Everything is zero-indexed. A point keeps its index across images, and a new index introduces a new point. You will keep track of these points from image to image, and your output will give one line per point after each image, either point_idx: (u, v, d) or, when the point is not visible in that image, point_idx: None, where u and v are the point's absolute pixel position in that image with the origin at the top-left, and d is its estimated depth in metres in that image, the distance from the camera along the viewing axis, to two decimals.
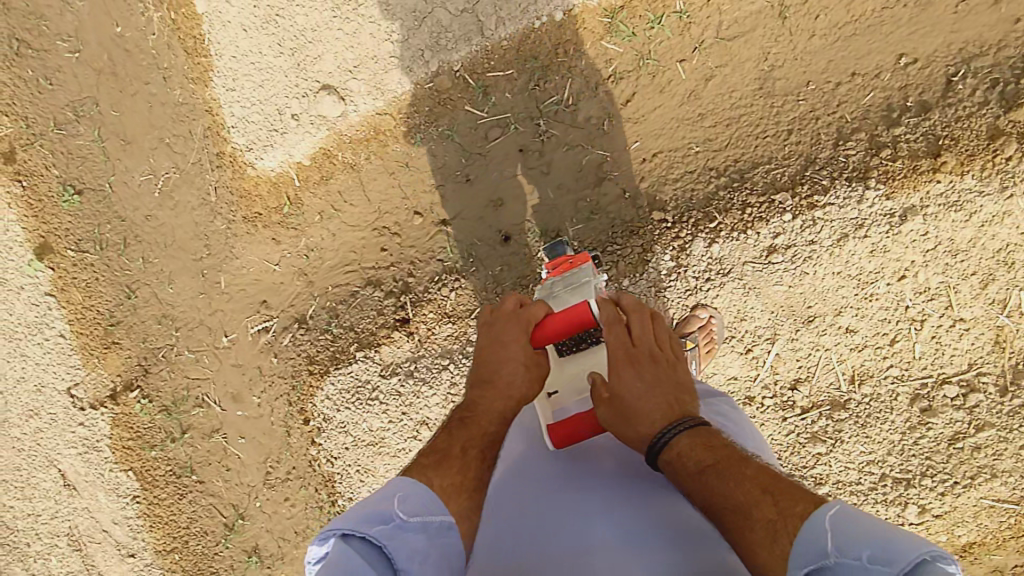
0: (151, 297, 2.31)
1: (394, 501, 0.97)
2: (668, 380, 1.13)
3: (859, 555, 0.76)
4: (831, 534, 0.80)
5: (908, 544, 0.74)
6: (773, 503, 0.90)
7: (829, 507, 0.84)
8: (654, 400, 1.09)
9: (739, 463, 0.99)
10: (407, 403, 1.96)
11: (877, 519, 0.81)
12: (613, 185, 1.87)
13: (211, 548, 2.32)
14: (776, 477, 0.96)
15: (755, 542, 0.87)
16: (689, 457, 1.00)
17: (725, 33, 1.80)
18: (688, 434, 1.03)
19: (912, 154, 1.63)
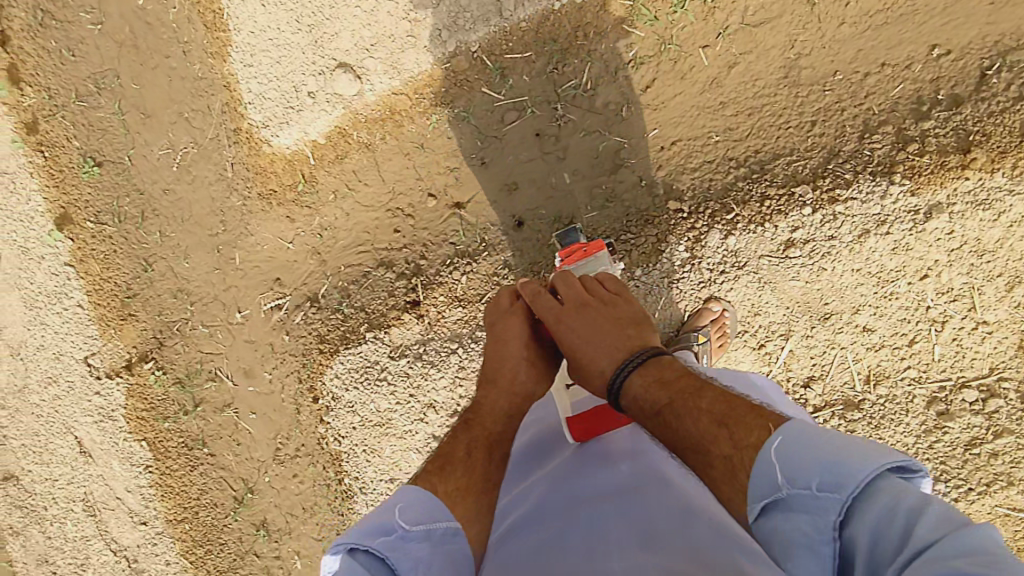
0: (167, 270, 2.33)
1: (396, 511, 0.97)
2: (609, 320, 1.21)
3: (808, 484, 0.80)
4: (780, 465, 0.85)
5: (853, 466, 0.78)
6: (728, 437, 0.94)
7: (778, 434, 0.89)
8: (599, 349, 1.18)
9: (693, 397, 1.03)
10: (415, 385, 1.95)
11: (823, 436, 0.85)
12: (630, 173, 1.83)
13: (220, 520, 2.36)
14: (731, 404, 1.00)
15: (716, 479, 0.93)
16: (643, 399, 1.08)
17: (751, 19, 1.75)
18: (637, 372, 1.11)
19: (941, 149, 1.57)
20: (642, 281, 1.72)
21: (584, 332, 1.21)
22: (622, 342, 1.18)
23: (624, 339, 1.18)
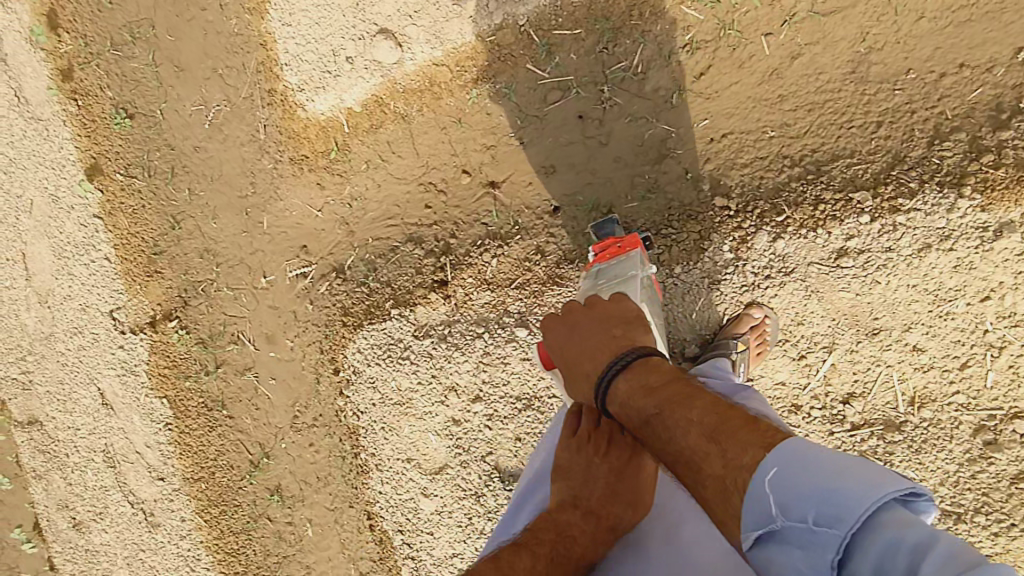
0: (195, 230, 2.30)
1: None
2: (606, 329, 1.16)
3: (805, 517, 0.77)
4: (774, 494, 0.80)
5: (852, 497, 0.73)
6: (720, 455, 0.86)
7: (772, 457, 0.82)
8: (584, 354, 1.14)
9: (683, 405, 0.94)
10: (437, 367, 1.90)
11: (819, 459, 0.80)
12: (675, 164, 1.74)
13: (236, 481, 2.37)
14: (724, 413, 0.91)
15: (709, 498, 0.88)
16: (630, 405, 1.01)
17: (820, 7, 1.63)
18: (623, 374, 1.05)
19: (1019, 162, 1.44)
20: (681, 280, 1.64)
21: (572, 341, 1.19)
22: (609, 343, 1.13)
23: (609, 339, 1.13)
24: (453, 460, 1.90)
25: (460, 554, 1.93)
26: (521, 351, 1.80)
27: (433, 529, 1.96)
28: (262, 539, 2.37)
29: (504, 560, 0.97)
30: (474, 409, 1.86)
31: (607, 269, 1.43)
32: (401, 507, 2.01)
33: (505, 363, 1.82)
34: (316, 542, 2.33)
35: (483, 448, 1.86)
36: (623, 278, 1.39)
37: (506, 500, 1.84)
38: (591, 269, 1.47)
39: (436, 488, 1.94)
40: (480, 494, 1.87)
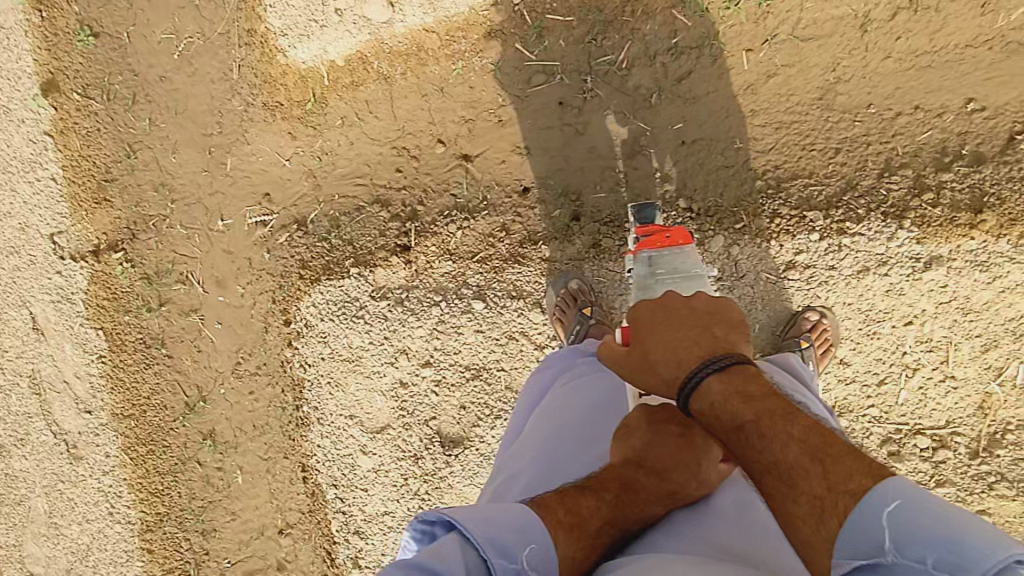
0: (152, 162, 2.24)
1: (514, 531, 0.90)
2: (703, 333, 1.05)
3: (922, 559, 0.73)
4: (888, 528, 0.76)
5: (983, 552, 0.70)
6: (822, 475, 0.83)
7: (887, 488, 0.78)
8: (676, 345, 1.04)
9: (784, 419, 0.90)
10: (391, 329, 1.92)
11: (936, 503, 0.76)
12: (646, 161, 1.81)
13: (167, 422, 2.34)
14: (827, 436, 0.87)
15: (795, 515, 0.84)
16: (721, 409, 0.95)
17: (800, 32, 1.71)
18: (718, 376, 0.97)
19: (954, 204, 1.57)
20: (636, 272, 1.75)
21: (660, 329, 1.09)
22: (704, 341, 1.03)
23: (706, 338, 1.03)
24: (396, 421, 1.93)
25: (390, 513, 1.97)
26: (476, 323, 1.85)
27: (368, 486, 2.00)
28: (189, 482, 2.36)
29: (568, 498, 1.00)
30: (423, 373, 1.89)
31: (662, 256, 1.46)
32: (337, 463, 2.04)
33: (458, 333, 1.86)
34: (245, 489, 2.34)
35: (427, 412, 1.90)
36: (682, 267, 1.43)
37: (444, 464, 1.88)
38: (641, 256, 1.49)
39: (375, 447, 1.96)
40: (418, 457, 1.91)
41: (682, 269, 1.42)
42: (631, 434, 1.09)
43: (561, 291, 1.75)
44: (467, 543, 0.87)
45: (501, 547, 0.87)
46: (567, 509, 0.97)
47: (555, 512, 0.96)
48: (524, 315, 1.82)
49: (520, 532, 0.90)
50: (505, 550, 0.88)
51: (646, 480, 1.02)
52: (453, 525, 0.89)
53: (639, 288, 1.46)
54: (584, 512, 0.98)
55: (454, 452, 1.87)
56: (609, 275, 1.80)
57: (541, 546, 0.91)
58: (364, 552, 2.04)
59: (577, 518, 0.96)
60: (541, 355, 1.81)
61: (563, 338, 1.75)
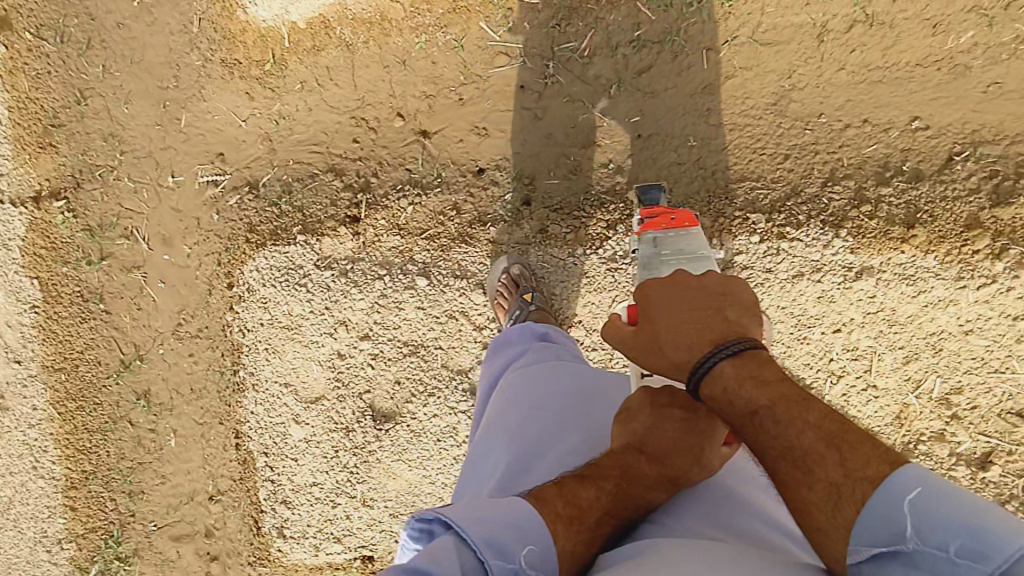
0: (103, 110, 2.18)
1: (512, 530, 0.91)
2: (714, 315, 1.04)
3: (945, 546, 0.73)
4: (910, 515, 0.76)
5: (1005, 539, 0.70)
6: (839, 462, 0.84)
7: (906, 476, 0.78)
8: (688, 328, 1.05)
9: (800, 405, 0.90)
10: (333, 300, 1.91)
11: (961, 494, 0.76)
12: (601, 152, 1.82)
13: (100, 379, 2.29)
14: (843, 422, 0.88)
15: (810, 503, 0.84)
16: (735, 395, 0.95)
17: (759, 36, 1.74)
18: (730, 361, 0.97)
19: (889, 218, 1.61)
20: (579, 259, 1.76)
21: (672, 311, 1.09)
22: (717, 325, 1.03)
23: (718, 321, 1.03)
24: (331, 392, 1.92)
25: (319, 484, 1.97)
26: (417, 300, 1.84)
27: (298, 456, 1.99)
28: (119, 442, 2.32)
29: (568, 489, 1.01)
30: (361, 346, 1.88)
31: (667, 237, 1.50)
32: (269, 431, 2.02)
33: (399, 308, 1.85)
34: (177, 453, 2.31)
35: (362, 386, 1.89)
36: (687, 249, 1.46)
37: (374, 438, 1.88)
38: (645, 237, 1.52)
39: (308, 418, 1.95)
40: (350, 430, 1.90)
41: (686, 249, 1.46)
42: (634, 418, 1.11)
43: (503, 278, 1.75)
44: (465, 544, 0.88)
45: (499, 547, 0.89)
46: (566, 501, 0.99)
47: (554, 507, 0.97)
48: (466, 295, 1.82)
49: (518, 532, 0.91)
50: (502, 550, 0.89)
51: (647, 465, 1.04)
52: (450, 524, 0.90)
53: (642, 266, 1.50)
54: (584, 503, 0.99)
55: (384, 427, 1.87)
56: (553, 261, 1.79)
57: (538, 545, 0.92)
58: (290, 522, 2.03)
59: (575, 510, 0.98)
60: (479, 336, 1.81)
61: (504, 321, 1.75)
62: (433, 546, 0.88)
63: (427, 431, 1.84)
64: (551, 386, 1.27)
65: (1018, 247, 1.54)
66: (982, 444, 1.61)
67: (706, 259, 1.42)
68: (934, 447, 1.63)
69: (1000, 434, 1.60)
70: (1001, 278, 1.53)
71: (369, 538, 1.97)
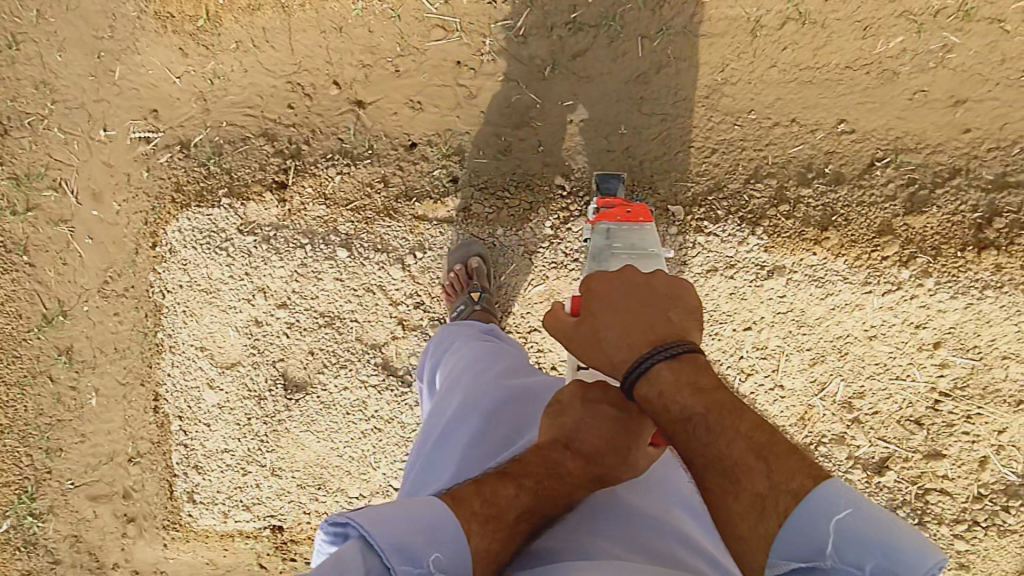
0: (36, 56, 2.13)
1: (420, 532, 0.85)
2: (657, 316, 0.98)
3: (860, 564, 0.75)
4: (830, 533, 0.76)
5: (919, 560, 0.73)
6: (765, 474, 0.80)
7: (830, 495, 0.77)
8: (631, 327, 0.98)
9: (734, 413, 0.86)
10: (253, 266, 1.88)
11: (877, 511, 0.77)
12: (532, 133, 1.81)
13: (20, 332, 2.25)
14: (774, 432, 0.83)
15: (733, 512, 0.82)
16: (670, 399, 0.89)
17: (694, 27, 1.72)
18: (665, 363, 0.91)
19: (805, 219, 1.62)
20: (499, 241, 1.76)
21: (618, 307, 1.02)
22: (659, 325, 0.97)
23: (661, 322, 0.97)
24: (246, 359, 1.90)
25: (231, 451, 1.95)
26: (336, 271, 1.82)
27: (211, 421, 1.96)
28: (37, 397, 2.28)
29: (487, 489, 0.96)
30: (277, 314, 1.86)
31: (620, 229, 1.51)
32: (184, 395, 1.99)
33: (318, 278, 1.83)
34: (98, 412, 2.28)
35: (277, 353, 1.87)
36: (639, 244, 1.46)
37: (284, 407, 1.87)
38: (599, 228, 1.51)
39: (223, 383, 1.92)
40: (262, 398, 1.88)
41: (637, 244, 1.46)
42: (564, 413, 1.09)
43: (454, 266, 1.71)
44: (369, 549, 0.83)
45: (404, 553, 0.83)
46: (485, 500, 0.94)
47: (471, 505, 0.92)
48: (385, 269, 1.80)
49: (428, 535, 0.86)
50: (410, 555, 0.84)
51: (575, 463, 1.02)
52: (356, 530, 0.85)
53: (593, 255, 1.52)
54: (502, 502, 0.94)
55: (295, 397, 1.86)
56: (472, 245, 1.79)
57: (451, 549, 0.86)
58: (201, 488, 2.01)
59: (496, 509, 0.93)
60: (396, 311, 1.80)
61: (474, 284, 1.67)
62: (337, 553, 0.83)
63: (338, 404, 1.83)
64: (503, 375, 1.26)
65: (925, 255, 1.56)
66: (880, 448, 1.65)
67: (654, 257, 1.43)
68: (832, 450, 1.66)
69: (898, 440, 1.64)
70: (906, 286, 1.56)
71: (278, 508, 1.96)
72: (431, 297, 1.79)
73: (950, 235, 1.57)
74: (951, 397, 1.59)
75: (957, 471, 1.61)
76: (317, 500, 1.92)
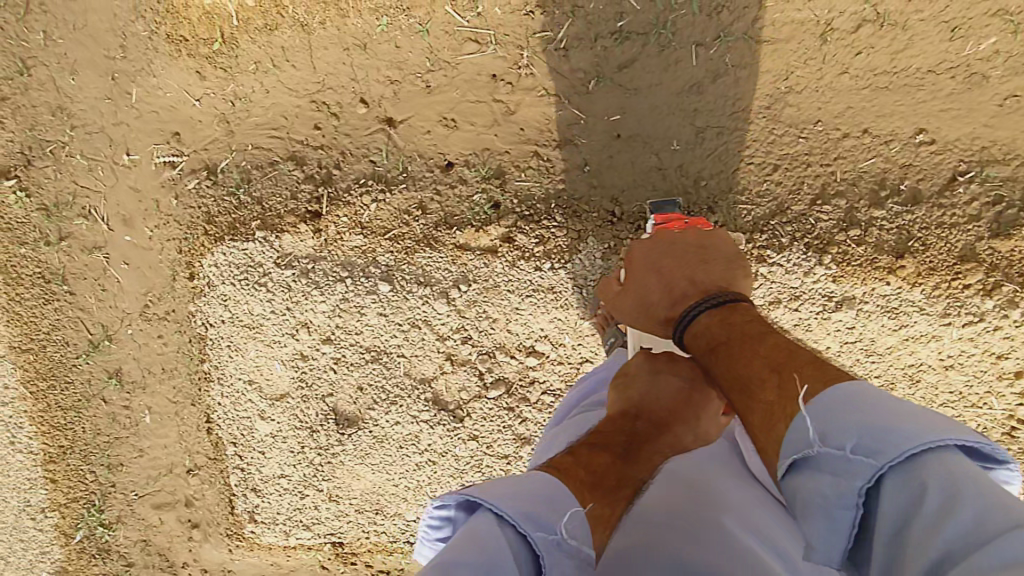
0: (49, 81, 2.03)
1: (543, 503, 0.84)
2: (694, 272, 1.21)
3: (842, 445, 0.77)
4: (814, 421, 0.81)
5: (899, 436, 0.72)
6: (776, 383, 0.91)
7: (829, 393, 0.82)
8: (673, 288, 1.21)
9: (753, 339, 1.01)
10: (294, 301, 1.83)
11: (880, 401, 0.78)
12: (575, 152, 1.70)
13: (69, 359, 2.24)
14: (792, 351, 0.96)
15: (755, 425, 0.92)
16: (706, 336, 1.09)
17: (755, 32, 1.58)
18: (705, 312, 1.11)
19: (878, 244, 1.50)
20: (547, 273, 1.66)
21: (659, 271, 1.25)
22: (697, 278, 1.19)
23: (700, 276, 1.20)
24: (295, 391, 1.88)
25: (287, 476, 1.96)
26: (380, 306, 1.77)
27: (266, 449, 1.97)
28: (93, 419, 2.29)
29: (584, 458, 0.99)
30: (323, 349, 1.83)
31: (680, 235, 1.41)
32: (236, 423, 1.99)
33: (361, 313, 1.78)
34: (154, 429, 2.28)
35: (325, 388, 1.85)
36: None
37: (337, 441, 1.87)
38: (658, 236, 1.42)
39: (274, 414, 1.92)
40: (315, 430, 1.88)
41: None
42: (631, 386, 1.20)
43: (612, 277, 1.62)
44: (502, 522, 0.79)
45: (537, 520, 0.81)
46: (587, 467, 0.97)
47: (576, 473, 0.95)
48: (429, 303, 1.74)
49: (551, 505, 0.84)
50: (543, 523, 0.81)
51: (648, 429, 1.10)
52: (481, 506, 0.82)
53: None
54: (601, 468, 0.98)
55: (347, 431, 1.85)
56: (518, 279, 1.68)
57: (572, 516, 0.86)
58: (261, 509, 2.04)
59: (597, 477, 0.96)
60: (443, 346, 1.75)
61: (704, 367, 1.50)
62: (469, 532, 0.78)
63: (389, 437, 1.83)
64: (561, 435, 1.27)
65: (1012, 284, 1.44)
66: None
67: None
68: None
69: None
70: (989, 317, 1.45)
71: (338, 527, 2.00)
72: (478, 330, 1.73)
73: None
74: None
75: None
76: (376, 522, 1.95)
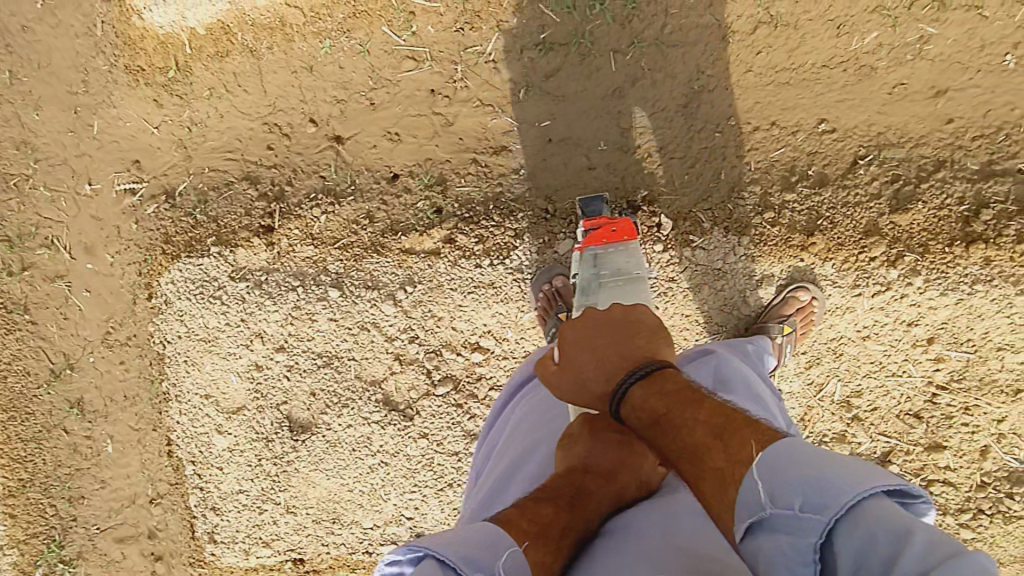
0: (14, 117, 2.13)
1: (484, 544, 0.79)
2: (626, 342, 1.07)
3: (791, 504, 0.75)
4: (759, 481, 0.79)
5: (841, 487, 0.72)
6: (722, 450, 0.85)
7: (771, 451, 0.80)
8: (606, 362, 1.05)
9: (691, 405, 0.93)
10: (248, 312, 1.88)
11: (813, 452, 0.79)
12: (511, 158, 1.81)
13: (30, 390, 2.25)
14: (730, 415, 0.90)
15: (705, 491, 0.86)
16: (643, 408, 0.97)
17: (665, 38, 1.72)
18: (639, 384, 1.00)
19: (791, 225, 1.61)
20: (487, 271, 1.75)
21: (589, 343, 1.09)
22: (629, 350, 1.05)
23: (634, 346, 1.06)
24: (250, 403, 1.92)
25: (244, 491, 1.97)
26: (330, 311, 1.83)
27: (224, 464, 1.98)
28: (54, 450, 2.28)
29: (528, 507, 0.91)
30: (276, 358, 1.88)
31: (607, 253, 1.49)
32: (195, 440, 2.01)
33: (312, 319, 1.85)
34: (115, 458, 2.27)
35: (280, 396, 1.90)
36: (624, 266, 1.46)
37: (291, 449, 1.90)
38: (586, 253, 1.51)
39: (231, 427, 1.95)
40: (271, 439, 1.91)
41: (622, 268, 1.46)
42: (575, 444, 1.07)
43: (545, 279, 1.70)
44: (443, 568, 0.75)
45: (476, 563, 0.76)
46: (530, 518, 0.88)
47: (519, 523, 0.87)
48: (377, 306, 1.81)
49: (495, 547, 0.79)
50: (483, 565, 0.76)
51: (597, 482, 0.97)
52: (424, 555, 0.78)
53: (581, 284, 1.48)
54: (547, 514, 0.89)
55: (301, 437, 1.89)
56: (461, 278, 1.77)
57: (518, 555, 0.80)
58: (220, 529, 2.03)
59: (542, 525, 0.87)
60: (392, 347, 1.81)
61: (792, 316, 1.56)
62: None
63: (342, 442, 1.87)
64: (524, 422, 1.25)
65: (913, 254, 1.55)
66: (881, 443, 1.65)
67: (643, 281, 1.42)
68: (834, 447, 1.67)
69: (899, 434, 1.64)
70: (895, 286, 1.55)
71: (297, 542, 1.98)
72: (425, 329, 1.80)
73: (938, 230, 1.55)
74: (948, 390, 1.59)
75: (959, 461, 1.62)
76: (334, 533, 1.95)
